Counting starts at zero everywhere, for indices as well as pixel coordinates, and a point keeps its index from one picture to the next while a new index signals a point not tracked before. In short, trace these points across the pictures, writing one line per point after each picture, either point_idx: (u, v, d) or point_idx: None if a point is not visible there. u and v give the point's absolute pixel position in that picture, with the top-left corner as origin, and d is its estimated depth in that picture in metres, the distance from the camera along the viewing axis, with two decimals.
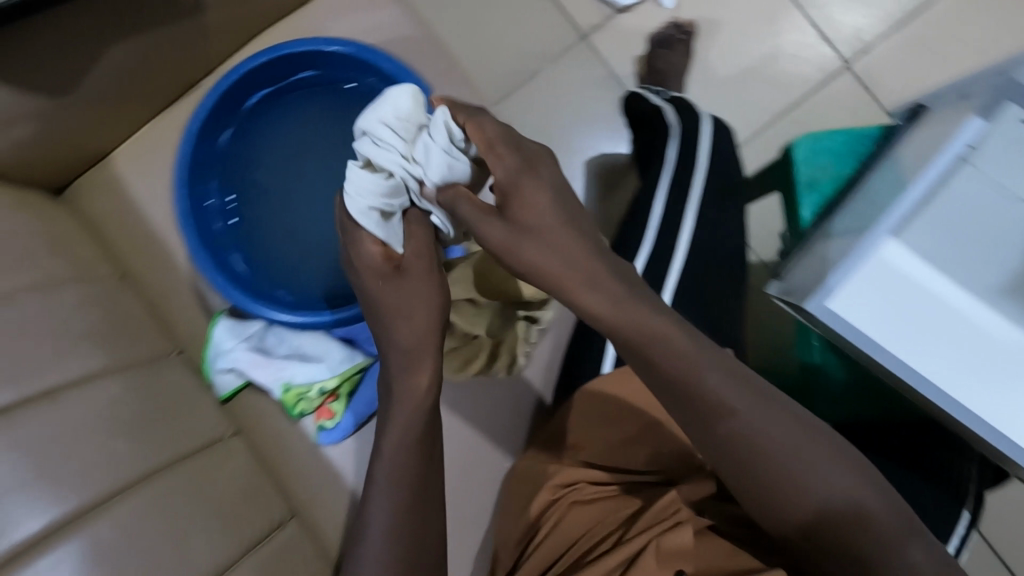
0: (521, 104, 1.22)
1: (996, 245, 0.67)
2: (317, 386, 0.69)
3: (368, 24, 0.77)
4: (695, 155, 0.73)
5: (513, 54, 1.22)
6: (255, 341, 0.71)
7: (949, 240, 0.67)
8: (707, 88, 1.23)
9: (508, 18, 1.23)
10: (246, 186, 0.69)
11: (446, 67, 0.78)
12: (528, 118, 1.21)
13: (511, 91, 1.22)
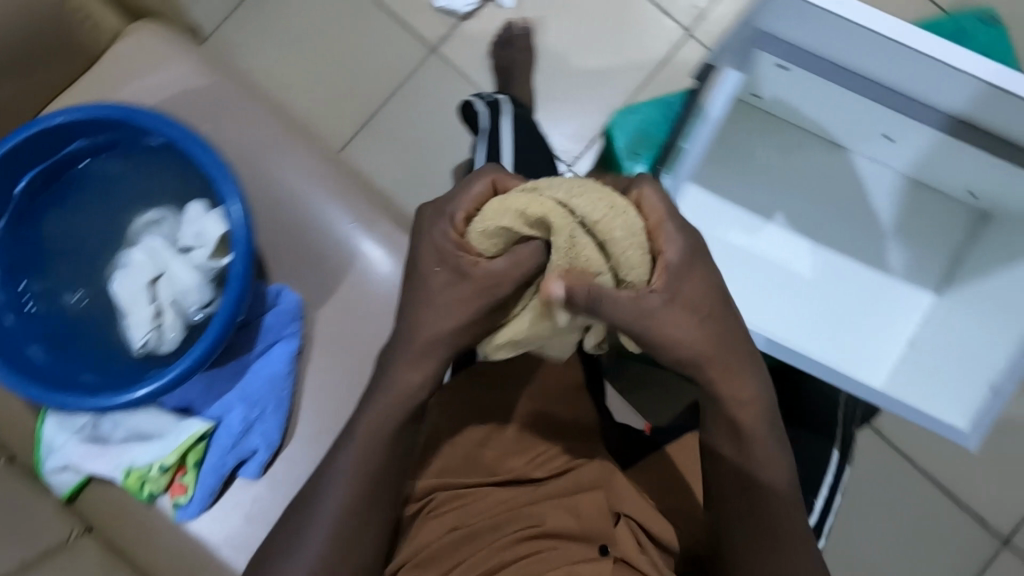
0: (385, 123, 1.30)
1: (812, 179, 0.78)
2: (157, 464, 0.64)
3: (162, 79, 0.75)
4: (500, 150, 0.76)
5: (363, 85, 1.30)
6: (91, 430, 0.67)
7: (738, 177, 0.79)
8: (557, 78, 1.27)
9: (351, 57, 1.31)
10: (35, 272, 0.63)
11: (255, 106, 0.75)
12: (392, 136, 1.30)
13: (366, 122, 1.31)
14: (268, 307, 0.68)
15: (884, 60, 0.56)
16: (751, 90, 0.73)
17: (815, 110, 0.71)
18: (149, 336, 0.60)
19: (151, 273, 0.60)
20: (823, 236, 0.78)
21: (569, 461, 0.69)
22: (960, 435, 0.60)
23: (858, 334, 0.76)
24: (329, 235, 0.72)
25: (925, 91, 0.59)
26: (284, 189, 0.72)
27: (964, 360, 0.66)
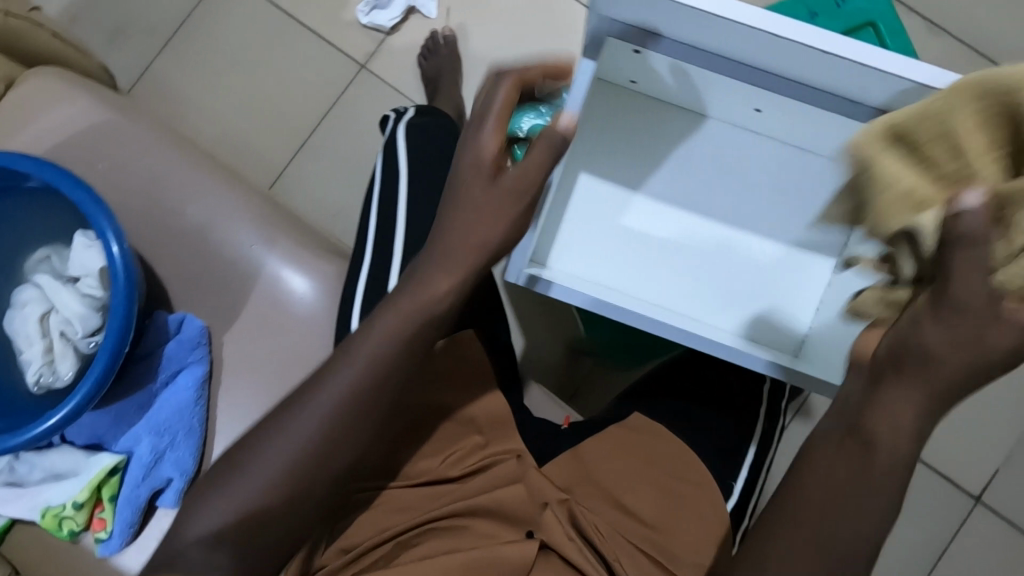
0: (322, 141, 1.34)
1: (706, 159, 0.82)
2: (70, 502, 0.65)
3: (60, 119, 0.77)
4: (396, 161, 0.77)
5: (297, 107, 1.35)
6: (6, 474, 0.67)
7: (637, 164, 0.82)
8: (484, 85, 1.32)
9: (280, 82, 1.36)
10: None
11: (156, 140, 0.78)
12: (329, 152, 1.33)
13: (303, 143, 1.34)
14: (170, 336, 0.70)
15: (774, 48, 0.51)
16: (625, 77, 0.76)
17: (693, 94, 0.74)
18: (43, 371, 0.62)
19: (42, 309, 0.63)
20: (721, 214, 0.82)
21: (486, 461, 0.69)
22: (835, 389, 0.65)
23: (763, 303, 0.80)
24: (237, 258, 0.75)
25: (837, 87, 0.55)
26: (189, 218, 0.76)
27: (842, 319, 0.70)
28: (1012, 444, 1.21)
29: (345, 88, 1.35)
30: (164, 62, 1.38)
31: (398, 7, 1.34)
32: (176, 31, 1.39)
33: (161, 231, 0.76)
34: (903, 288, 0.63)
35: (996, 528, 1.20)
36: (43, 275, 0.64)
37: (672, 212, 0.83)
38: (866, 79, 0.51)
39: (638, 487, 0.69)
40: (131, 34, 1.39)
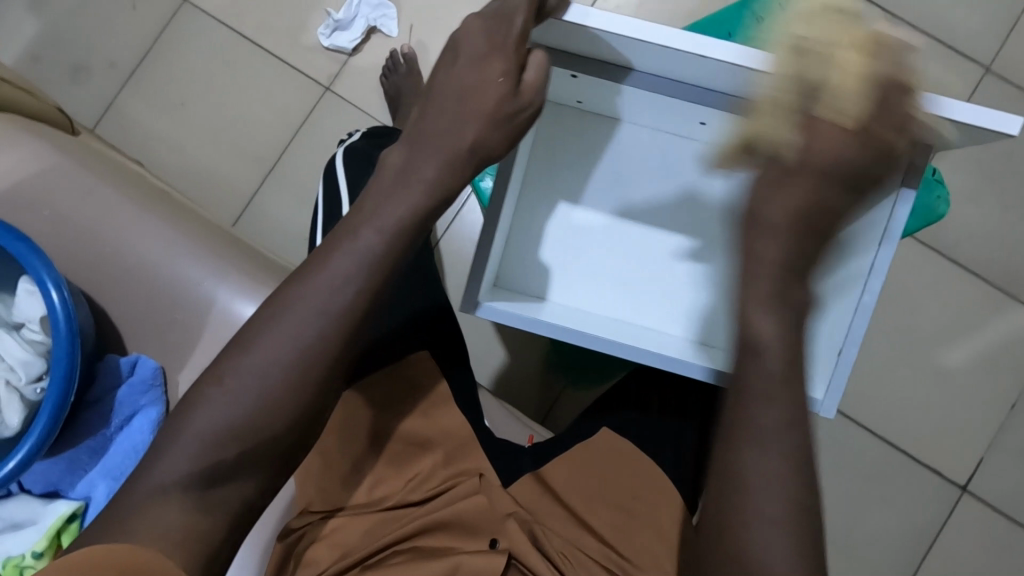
0: (289, 166, 1.34)
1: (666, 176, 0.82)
2: (30, 551, 0.63)
3: (5, 165, 0.77)
4: (336, 187, 0.81)
5: (261, 133, 1.36)
6: None
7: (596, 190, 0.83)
8: None
9: (242, 108, 1.37)
10: None
11: (106, 182, 0.79)
12: (297, 178, 1.33)
13: (271, 167, 1.35)
14: (122, 379, 0.70)
15: (706, 65, 0.57)
16: (574, 97, 0.76)
17: (642, 110, 0.74)
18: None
19: None
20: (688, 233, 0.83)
21: (449, 483, 0.68)
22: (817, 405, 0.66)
23: None
24: (191, 295, 0.76)
25: (757, 92, 0.60)
26: (140, 257, 0.76)
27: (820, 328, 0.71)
28: (995, 430, 1.21)
29: (310, 112, 1.35)
30: (129, 95, 1.38)
31: (358, 28, 1.35)
32: (137, 64, 1.39)
33: (113, 272, 0.76)
34: (873, 293, 0.64)
35: (983, 516, 1.20)
36: None
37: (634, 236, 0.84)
38: (795, 87, 0.55)
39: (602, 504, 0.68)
40: (94, 69, 1.39)
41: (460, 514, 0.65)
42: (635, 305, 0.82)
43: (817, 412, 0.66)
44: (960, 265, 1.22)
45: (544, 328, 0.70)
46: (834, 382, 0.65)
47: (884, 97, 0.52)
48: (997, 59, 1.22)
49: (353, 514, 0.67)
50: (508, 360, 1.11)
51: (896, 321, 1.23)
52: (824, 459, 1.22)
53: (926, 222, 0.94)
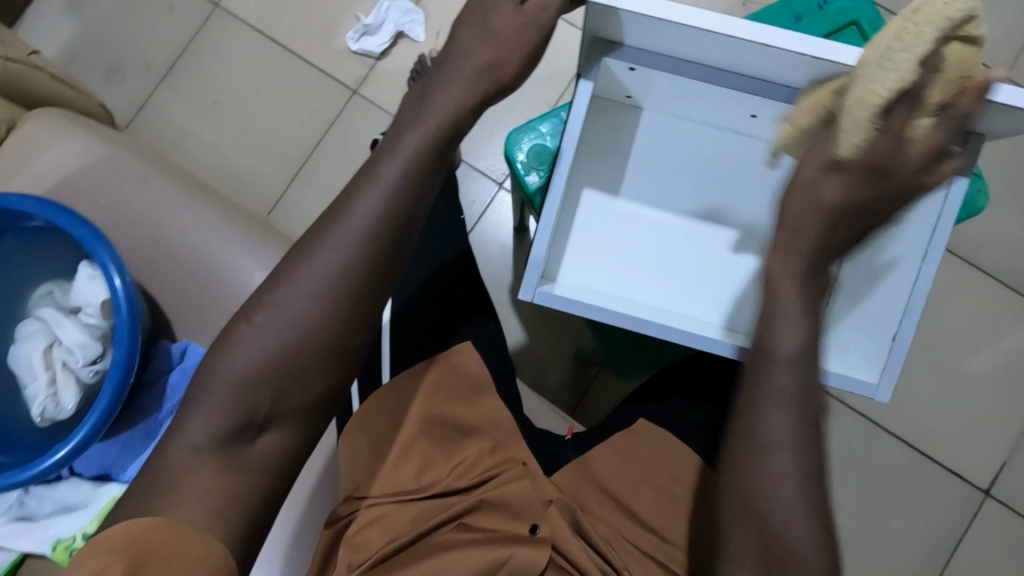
0: (317, 166, 1.36)
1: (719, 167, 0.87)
2: (82, 532, 0.65)
3: (60, 157, 0.79)
4: None
5: (291, 134, 1.38)
6: (16, 509, 0.68)
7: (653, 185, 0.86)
8: None
9: (272, 110, 1.39)
10: None
11: (155, 174, 0.80)
12: (325, 178, 1.35)
13: (300, 167, 1.37)
14: (173, 366, 0.71)
15: (759, 55, 0.59)
16: (621, 90, 0.78)
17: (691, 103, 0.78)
18: (46, 403, 0.63)
19: (47, 342, 0.64)
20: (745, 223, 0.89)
21: (493, 471, 0.68)
22: (875, 388, 0.71)
23: None
24: (239, 286, 0.77)
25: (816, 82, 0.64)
26: (188, 247, 0.78)
27: (878, 314, 0.75)
28: (1019, 435, 1.21)
29: (338, 114, 1.38)
30: (161, 96, 1.41)
31: (388, 33, 1.38)
32: (169, 66, 1.42)
33: (163, 262, 0.78)
34: (927, 280, 0.69)
35: (1006, 520, 1.20)
36: (48, 309, 0.65)
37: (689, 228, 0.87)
38: (854, 73, 0.58)
39: (645, 494, 0.68)
40: (127, 71, 1.42)
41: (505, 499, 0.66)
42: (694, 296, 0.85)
43: (874, 396, 0.71)
44: (983, 270, 1.24)
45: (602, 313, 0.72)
46: (890, 367, 0.71)
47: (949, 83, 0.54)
48: (1017, 68, 1.24)
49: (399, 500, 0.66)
50: (538, 356, 1.16)
51: (919, 324, 1.24)
52: (846, 461, 1.23)
53: (966, 217, 0.92)
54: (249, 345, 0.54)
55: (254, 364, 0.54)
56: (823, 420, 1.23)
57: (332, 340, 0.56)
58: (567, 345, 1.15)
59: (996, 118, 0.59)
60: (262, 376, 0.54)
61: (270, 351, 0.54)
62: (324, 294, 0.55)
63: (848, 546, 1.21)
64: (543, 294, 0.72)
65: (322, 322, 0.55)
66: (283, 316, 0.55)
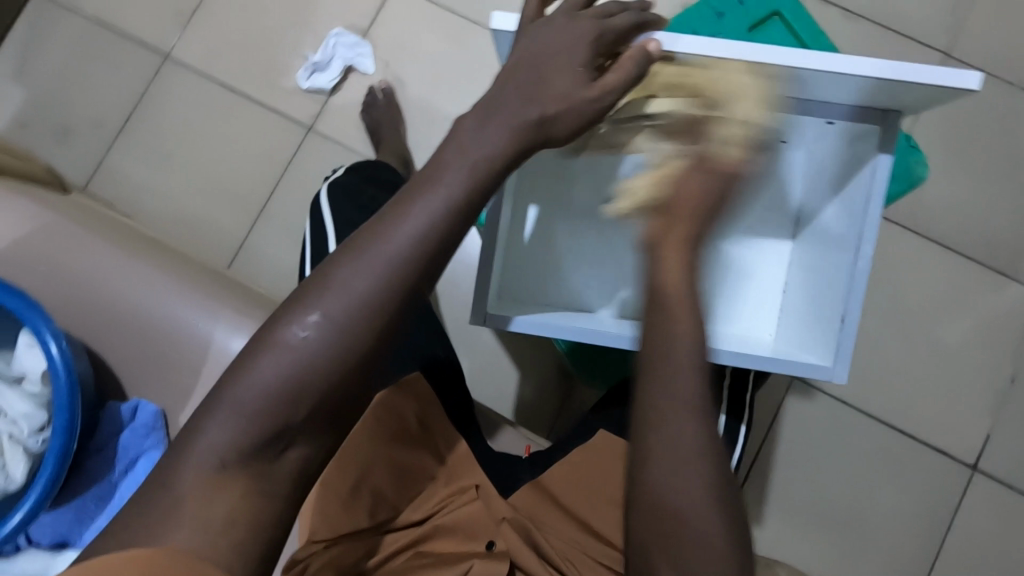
0: (277, 206, 1.37)
1: None
2: None
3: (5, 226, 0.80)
4: (323, 222, 0.87)
5: (250, 176, 1.39)
6: None
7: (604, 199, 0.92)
8: (433, 130, 1.37)
9: (228, 155, 1.40)
10: None
11: (99, 234, 0.81)
12: (286, 217, 1.36)
13: (261, 208, 1.38)
14: (124, 425, 0.74)
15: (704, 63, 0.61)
16: None
17: None
18: None
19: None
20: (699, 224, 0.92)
21: (444, 499, 0.69)
22: (829, 372, 0.69)
23: (752, 300, 0.90)
24: (186, 336, 0.78)
25: None
26: (136, 303, 0.79)
27: (824, 295, 0.77)
28: (1001, 407, 1.21)
29: (294, 152, 1.39)
30: (117, 152, 1.42)
31: (336, 68, 1.40)
32: (124, 122, 1.43)
33: (112, 321, 0.79)
34: (867, 257, 0.68)
35: (998, 492, 1.19)
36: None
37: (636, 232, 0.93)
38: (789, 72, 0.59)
39: (603, 505, 0.69)
40: (82, 130, 1.43)
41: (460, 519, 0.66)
42: (655, 302, 0.90)
43: (831, 379, 0.69)
44: (945, 246, 1.24)
45: (555, 331, 0.71)
46: (843, 350, 0.69)
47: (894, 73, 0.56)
48: (953, 44, 1.27)
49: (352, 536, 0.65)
50: (509, 378, 1.16)
51: (888, 305, 1.24)
52: (829, 448, 1.22)
53: (907, 186, 0.94)
54: (301, 346, 0.45)
55: (301, 369, 0.45)
56: (802, 411, 1.23)
57: (390, 324, 0.47)
58: (538, 365, 1.16)
59: (912, 96, 0.59)
60: (318, 378, 0.45)
61: (328, 352, 0.45)
62: (398, 275, 0.46)
63: (843, 534, 1.21)
64: (494, 315, 0.71)
65: (388, 305, 0.46)
66: (342, 311, 0.45)
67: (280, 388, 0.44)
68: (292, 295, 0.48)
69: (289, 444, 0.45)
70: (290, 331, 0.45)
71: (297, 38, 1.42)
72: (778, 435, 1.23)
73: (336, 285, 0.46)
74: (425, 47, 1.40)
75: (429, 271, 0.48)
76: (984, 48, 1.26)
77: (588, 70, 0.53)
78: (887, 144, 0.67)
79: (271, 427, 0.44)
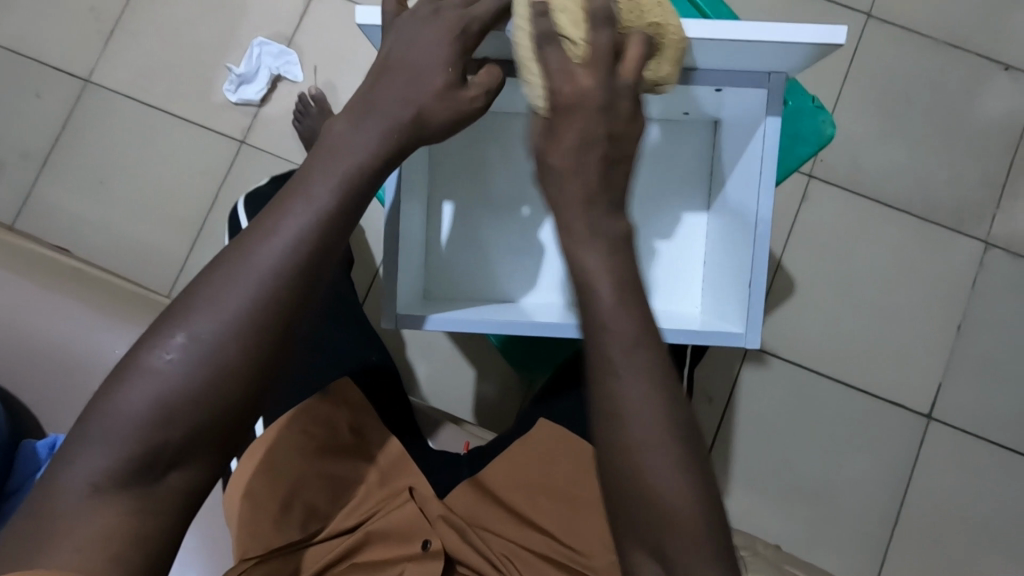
0: (216, 225, 1.34)
1: None
2: None
3: None
4: (241, 235, 0.86)
5: (183, 197, 1.36)
6: None
7: (523, 187, 0.92)
8: None
9: (158, 176, 1.37)
10: None
11: (6, 270, 0.80)
12: (225, 235, 1.33)
13: (198, 227, 1.35)
14: (41, 464, 0.73)
15: None
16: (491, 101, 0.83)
17: (529, 98, 0.81)
18: None
19: None
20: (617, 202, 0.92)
21: (378, 504, 0.68)
22: (744, 337, 0.70)
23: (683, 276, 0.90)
24: (108, 366, 0.78)
25: None
26: (51, 337, 0.78)
27: (733, 260, 0.77)
28: (948, 356, 1.24)
29: (228, 168, 1.36)
30: (43, 183, 1.38)
31: (263, 79, 1.37)
32: (46, 153, 1.39)
33: (29, 358, 0.78)
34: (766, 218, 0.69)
35: (952, 440, 1.22)
36: None
37: (558, 217, 0.92)
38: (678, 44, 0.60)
39: (538, 496, 0.69)
40: (3, 164, 1.39)
41: (394, 523, 0.65)
42: None
43: (745, 344, 0.69)
44: (882, 203, 1.26)
45: (468, 326, 0.70)
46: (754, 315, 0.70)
47: (791, 36, 0.56)
48: (874, 5, 1.28)
49: (287, 548, 0.64)
50: (463, 376, 1.15)
51: (832, 267, 1.26)
52: (783, 411, 1.24)
53: (819, 147, 0.94)
54: (169, 370, 0.45)
55: (172, 391, 0.44)
56: (754, 378, 1.24)
57: (268, 338, 0.46)
58: (489, 360, 1.15)
59: (789, 57, 0.61)
60: (191, 396, 0.45)
61: (200, 371, 0.45)
62: (270, 289, 0.46)
63: (807, 497, 1.22)
64: (407, 317, 0.70)
65: (262, 320, 0.46)
66: (212, 329, 0.45)
67: (151, 411, 0.44)
68: (161, 316, 0.47)
69: (169, 468, 0.45)
70: (156, 355, 0.45)
71: (220, 51, 1.39)
72: (734, 406, 1.24)
73: (205, 306, 0.46)
74: (352, 49, 1.37)
75: (310, 279, 0.48)
76: (902, 8, 1.28)
77: (456, 70, 0.53)
78: (775, 106, 0.67)
79: (144, 453, 0.44)
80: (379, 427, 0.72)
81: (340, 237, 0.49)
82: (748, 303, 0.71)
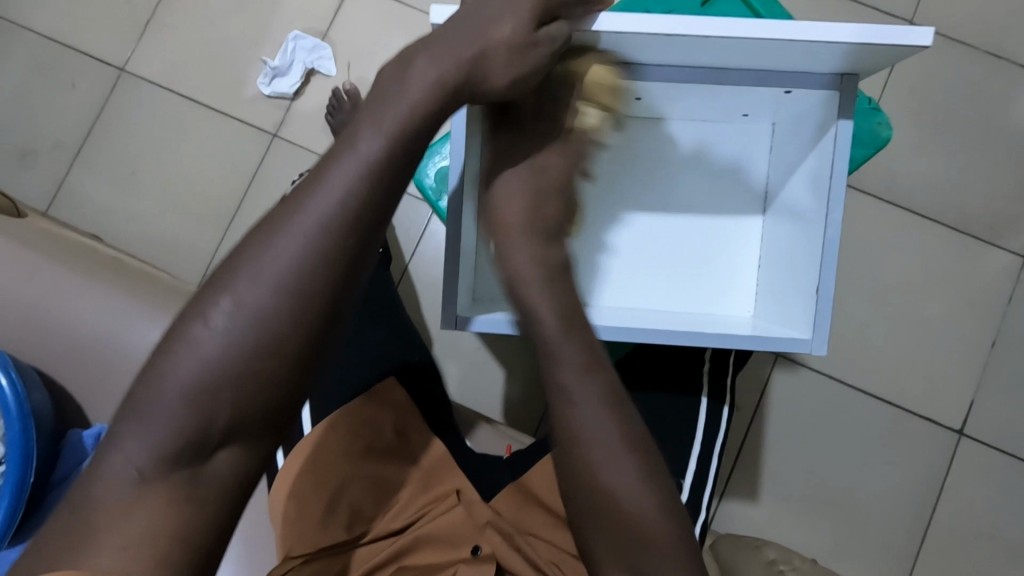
0: (246, 217, 1.34)
1: (633, 150, 0.90)
2: None
3: None
4: None
5: (215, 188, 1.36)
6: None
7: None
8: None
9: (190, 168, 1.37)
10: None
11: (52, 259, 0.80)
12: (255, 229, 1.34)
13: (229, 220, 1.35)
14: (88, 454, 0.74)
15: (653, 41, 0.62)
16: None
17: None
18: None
19: None
20: (668, 205, 0.91)
21: (423, 508, 0.67)
22: (808, 344, 0.68)
23: (734, 280, 0.89)
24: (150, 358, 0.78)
25: (698, 56, 0.66)
26: (96, 327, 0.78)
27: (799, 262, 0.76)
28: (983, 372, 1.22)
29: (260, 161, 1.36)
30: (77, 171, 1.38)
31: (298, 72, 1.36)
32: (80, 142, 1.39)
33: (73, 348, 0.78)
34: (835, 223, 0.67)
35: (984, 456, 1.20)
36: None
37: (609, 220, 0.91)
38: (748, 43, 0.60)
39: None
40: (38, 152, 1.39)
41: (443, 527, 0.65)
42: (629, 286, 0.89)
43: (810, 352, 0.68)
44: (920, 214, 1.24)
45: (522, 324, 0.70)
46: (820, 320, 0.68)
47: (870, 36, 0.55)
48: (917, 12, 1.26)
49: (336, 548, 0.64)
50: (492, 376, 1.15)
51: (866, 277, 1.24)
52: (812, 423, 1.22)
53: (876, 150, 0.93)
54: (213, 339, 0.46)
55: (223, 359, 0.46)
56: (784, 389, 1.23)
57: (316, 313, 0.47)
58: (518, 362, 1.15)
59: (869, 58, 0.59)
60: (238, 367, 0.46)
61: (245, 342, 0.46)
62: (317, 257, 0.47)
63: (833, 509, 1.21)
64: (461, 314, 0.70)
65: (310, 295, 0.47)
66: (256, 302, 0.46)
67: (197, 382, 0.45)
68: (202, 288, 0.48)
69: (218, 446, 0.46)
70: (201, 325, 0.46)
71: (255, 43, 1.39)
72: (763, 415, 1.23)
73: (247, 276, 0.47)
74: (387, 44, 1.37)
75: (356, 255, 0.49)
76: (946, 16, 1.26)
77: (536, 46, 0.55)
78: (847, 109, 0.66)
79: (192, 426, 0.45)
80: (423, 430, 0.72)
81: (391, 224, 0.50)
82: (813, 311, 0.70)
